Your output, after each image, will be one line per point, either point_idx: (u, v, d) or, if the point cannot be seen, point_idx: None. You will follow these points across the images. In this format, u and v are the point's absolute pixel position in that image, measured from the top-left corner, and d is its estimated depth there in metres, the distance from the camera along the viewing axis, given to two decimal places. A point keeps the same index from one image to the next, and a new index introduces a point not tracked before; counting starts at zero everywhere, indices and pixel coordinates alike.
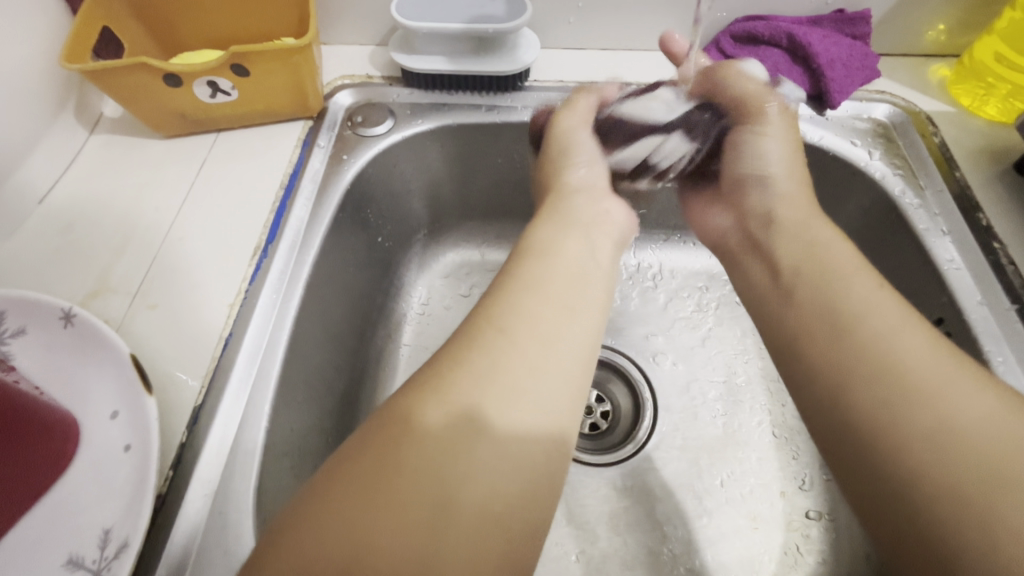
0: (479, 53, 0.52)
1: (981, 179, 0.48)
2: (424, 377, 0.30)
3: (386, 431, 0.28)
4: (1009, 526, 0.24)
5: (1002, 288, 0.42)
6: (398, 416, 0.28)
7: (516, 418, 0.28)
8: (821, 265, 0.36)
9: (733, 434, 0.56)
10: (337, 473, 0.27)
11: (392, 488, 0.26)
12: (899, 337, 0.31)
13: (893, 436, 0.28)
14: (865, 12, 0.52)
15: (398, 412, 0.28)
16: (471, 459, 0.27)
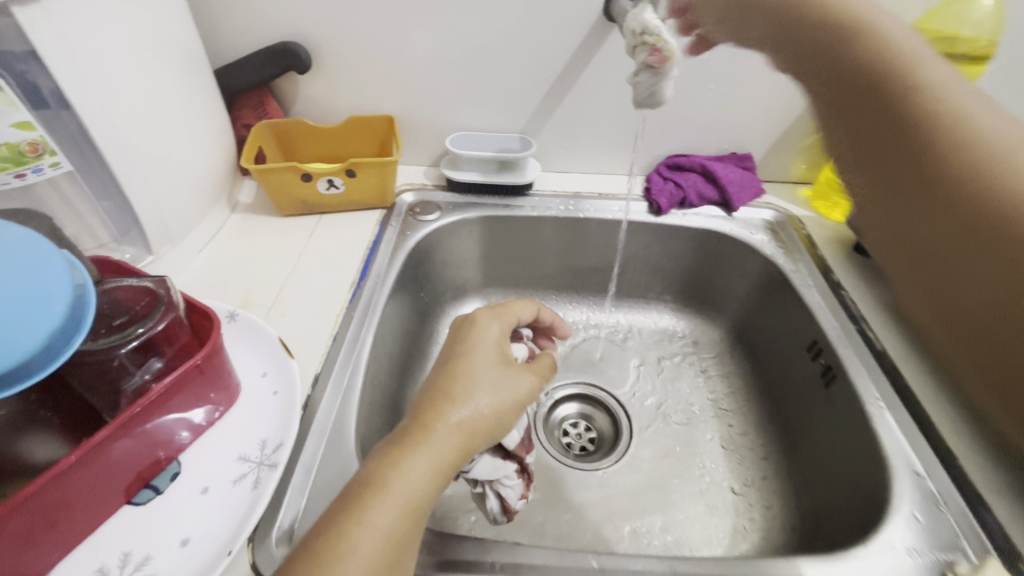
0: (501, 172, 0.79)
1: (834, 255, 0.72)
2: (344, 504, 0.35)
3: (335, 538, 0.33)
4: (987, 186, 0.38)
5: (848, 316, 0.64)
6: (344, 520, 0.34)
7: (366, 553, 0.33)
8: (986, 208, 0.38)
9: (691, 445, 0.73)
10: (306, 554, 0.32)
11: (385, 502, 0.35)
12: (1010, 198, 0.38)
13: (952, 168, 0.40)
14: (747, 155, 0.81)
15: (344, 517, 0.34)
16: (345, 556, 0.33)
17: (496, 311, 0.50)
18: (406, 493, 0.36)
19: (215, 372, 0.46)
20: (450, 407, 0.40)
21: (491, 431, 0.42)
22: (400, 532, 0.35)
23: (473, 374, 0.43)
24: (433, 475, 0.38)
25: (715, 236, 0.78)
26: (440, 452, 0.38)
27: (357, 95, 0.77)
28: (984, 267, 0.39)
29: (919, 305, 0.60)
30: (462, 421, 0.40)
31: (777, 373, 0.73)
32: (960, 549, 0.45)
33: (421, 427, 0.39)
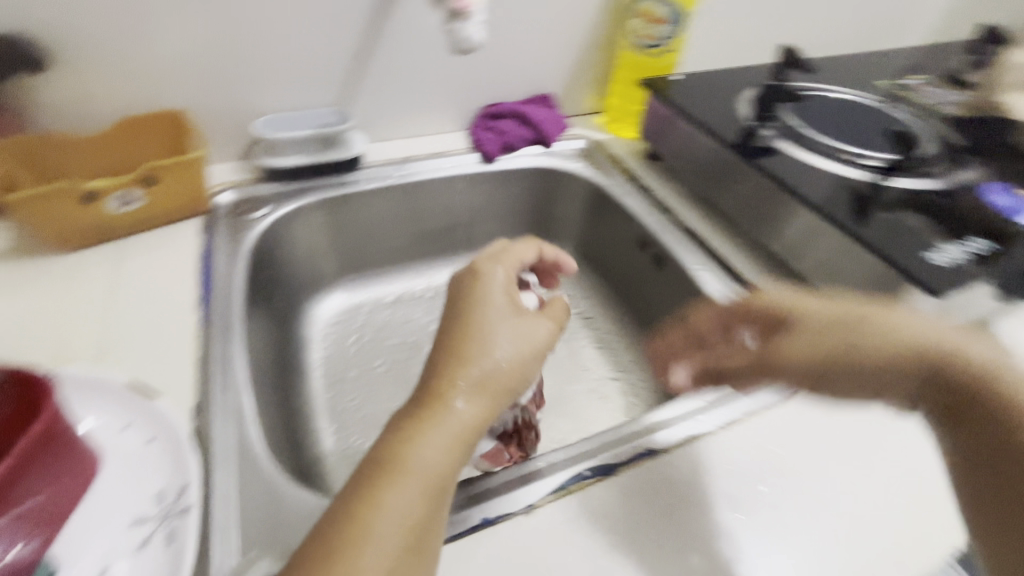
0: (326, 149, 0.75)
1: (637, 164, 0.87)
2: (357, 487, 0.34)
3: (353, 527, 0.32)
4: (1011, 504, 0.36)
5: (659, 210, 0.79)
6: (359, 505, 0.33)
7: (388, 535, 0.32)
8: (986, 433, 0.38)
9: (574, 356, 0.82)
10: (319, 552, 0.31)
11: (405, 486, 0.34)
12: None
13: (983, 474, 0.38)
14: (548, 94, 0.90)
15: (359, 501, 0.33)
16: (368, 542, 0.32)
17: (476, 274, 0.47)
18: (428, 470, 0.35)
19: (64, 438, 0.38)
20: (462, 374, 0.40)
21: (506, 394, 0.41)
22: (421, 510, 0.34)
23: (476, 325, 0.42)
24: (456, 442, 0.37)
25: (543, 171, 0.86)
26: (463, 412, 0.38)
27: (122, 91, 0.64)
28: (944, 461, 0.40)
29: (704, 185, 0.77)
30: (474, 390, 0.39)
31: (619, 274, 0.86)
32: None
33: (435, 397, 0.38)
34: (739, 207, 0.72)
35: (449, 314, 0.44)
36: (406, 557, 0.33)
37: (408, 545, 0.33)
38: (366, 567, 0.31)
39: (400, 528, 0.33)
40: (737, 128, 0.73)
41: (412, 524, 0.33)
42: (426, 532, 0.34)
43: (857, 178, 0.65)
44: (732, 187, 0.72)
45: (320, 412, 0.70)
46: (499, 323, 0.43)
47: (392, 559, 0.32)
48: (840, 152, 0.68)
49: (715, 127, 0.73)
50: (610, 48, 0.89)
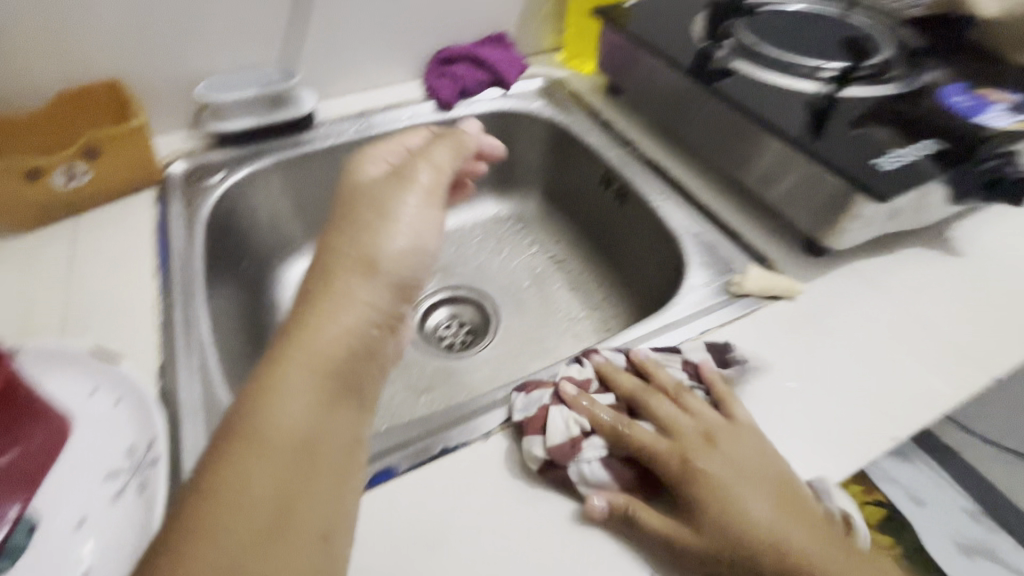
0: (274, 108, 0.74)
1: (597, 100, 0.85)
2: (223, 438, 0.32)
3: (219, 480, 0.30)
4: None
5: (619, 143, 0.78)
6: (234, 445, 0.31)
7: (262, 479, 0.31)
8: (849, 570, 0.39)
9: (548, 299, 0.83)
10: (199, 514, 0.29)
11: (271, 426, 0.32)
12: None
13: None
14: (503, 34, 0.87)
15: (231, 445, 0.31)
16: (236, 486, 0.30)
17: (398, 179, 0.45)
18: (295, 402, 0.34)
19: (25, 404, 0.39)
20: (326, 292, 0.38)
21: (384, 284, 0.40)
22: (299, 434, 0.33)
23: (378, 208, 0.43)
24: (331, 351, 0.36)
25: (502, 115, 0.85)
26: (342, 320, 0.37)
27: (54, 63, 0.63)
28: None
29: (662, 115, 0.75)
30: (348, 319, 0.37)
31: (586, 214, 0.86)
32: (732, 268, 0.61)
33: (296, 333, 0.36)
34: (698, 134, 0.70)
35: (343, 214, 0.43)
36: (284, 493, 0.31)
37: (293, 479, 0.32)
38: (219, 535, 0.28)
39: (280, 463, 0.31)
40: (692, 51, 0.71)
41: (288, 457, 0.32)
42: (321, 458, 0.33)
43: (810, 92, 0.64)
44: (689, 114, 0.70)
45: None
46: (395, 212, 0.43)
47: (273, 501, 0.31)
48: (791, 66, 0.67)
49: (670, 52, 0.71)
50: None
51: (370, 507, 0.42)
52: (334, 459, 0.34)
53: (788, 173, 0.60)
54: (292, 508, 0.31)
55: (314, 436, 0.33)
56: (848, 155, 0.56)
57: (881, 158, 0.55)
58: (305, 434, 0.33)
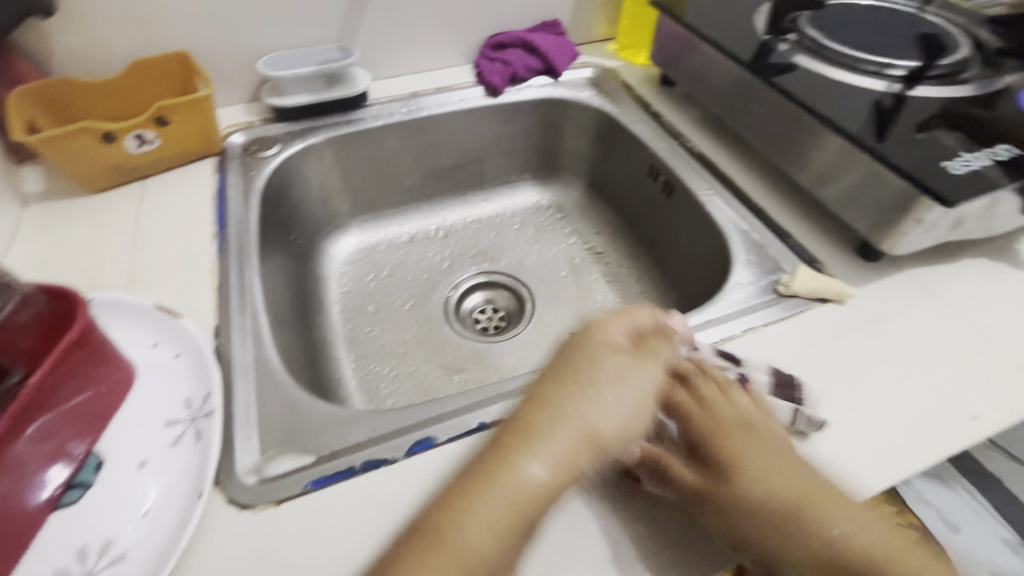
0: (330, 86, 0.76)
1: (648, 91, 0.84)
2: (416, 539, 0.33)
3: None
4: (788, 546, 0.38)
5: (669, 135, 0.77)
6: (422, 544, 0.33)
7: None
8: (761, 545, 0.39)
9: (585, 289, 0.83)
10: None
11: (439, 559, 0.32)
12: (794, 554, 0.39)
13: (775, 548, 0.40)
14: (556, 21, 0.87)
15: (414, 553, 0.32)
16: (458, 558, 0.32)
17: (637, 341, 0.43)
18: (467, 538, 0.33)
19: (99, 350, 0.42)
20: (525, 467, 0.35)
21: (586, 448, 0.36)
22: (477, 557, 0.32)
23: (587, 374, 0.39)
24: (520, 496, 0.34)
25: (550, 102, 0.84)
26: (552, 481, 0.35)
27: (131, 32, 0.66)
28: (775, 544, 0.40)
29: (716, 109, 0.73)
30: (546, 468, 0.35)
31: (628, 207, 0.85)
32: (780, 268, 0.59)
33: (511, 442, 0.35)
34: (752, 129, 0.69)
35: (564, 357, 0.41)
36: None
37: None
38: None
39: None
40: (753, 45, 0.69)
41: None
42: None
43: (876, 90, 0.61)
44: (745, 108, 0.68)
45: (338, 343, 0.74)
46: (606, 426, 0.37)
47: None
48: (858, 63, 0.64)
49: (730, 44, 0.69)
50: None
51: (406, 474, 0.42)
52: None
53: (846, 172, 0.58)
54: None
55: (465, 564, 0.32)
56: (914, 157, 0.54)
57: (950, 161, 0.53)
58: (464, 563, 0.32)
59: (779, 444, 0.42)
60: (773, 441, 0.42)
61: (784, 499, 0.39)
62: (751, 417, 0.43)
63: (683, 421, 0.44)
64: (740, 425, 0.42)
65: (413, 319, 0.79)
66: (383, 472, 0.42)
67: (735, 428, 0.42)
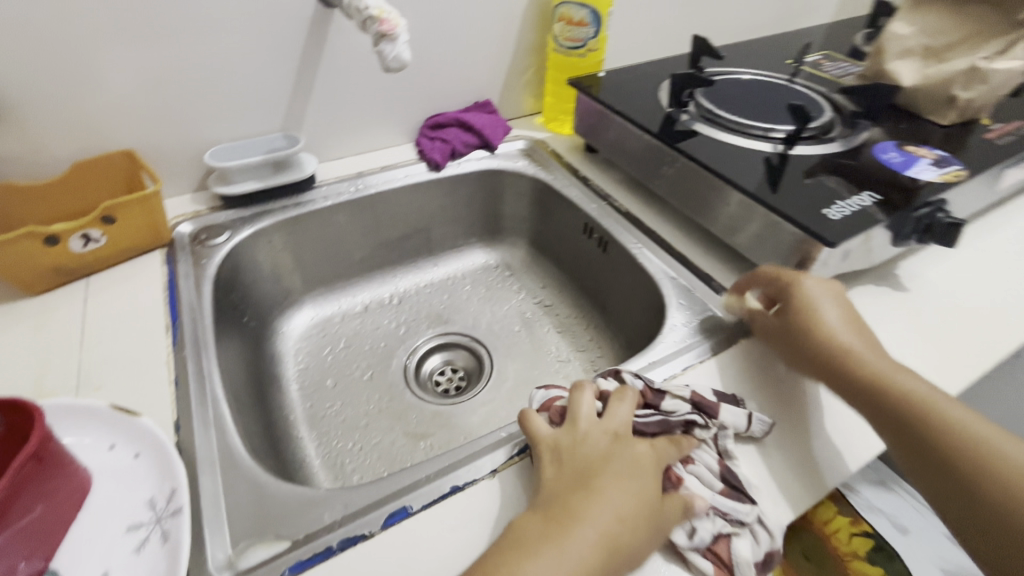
0: (278, 172, 0.79)
1: (575, 158, 0.93)
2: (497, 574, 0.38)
3: None
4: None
5: (598, 196, 0.85)
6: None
7: None
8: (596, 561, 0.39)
9: (538, 341, 0.87)
10: None
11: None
12: None
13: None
14: (487, 100, 0.96)
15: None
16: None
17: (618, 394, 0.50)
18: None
19: (55, 460, 0.41)
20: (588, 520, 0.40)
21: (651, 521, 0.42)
22: None
23: (632, 454, 0.45)
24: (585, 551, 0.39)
25: (489, 173, 0.92)
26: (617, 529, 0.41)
27: (73, 136, 0.67)
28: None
29: (636, 172, 0.83)
30: (601, 527, 0.40)
31: (570, 261, 0.92)
32: (708, 308, 0.66)
33: (561, 515, 0.41)
34: (668, 187, 0.78)
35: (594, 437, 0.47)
36: None
37: None
38: None
39: None
40: (660, 116, 0.79)
41: None
42: None
43: (764, 151, 0.72)
44: (661, 170, 0.78)
45: (299, 420, 0.74)
46: (641, 459, 0.45)
47: None
48: (747, 128, 0.75)
49: (640, 117, 0.80)
50: (539, 51, 0.95)
51: (384, 546, 0.43)
52: None
53: (749, 221, 0.67)
54: None
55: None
56: (803, 206, 0.63)
57: (829, 207, 0.63)
58: None
59: (642, 464, 0.45)
60: (628, 467, 0.44)
61: (605, 547, 0.40)
62: (611, 446, 0.46)
63: (549, 458, 0.46)
64: (598, 458, 0.45)
65: (374, 388, 0.80)
66: (360, 548, 0.43)
67: (587, 469, 0.44)
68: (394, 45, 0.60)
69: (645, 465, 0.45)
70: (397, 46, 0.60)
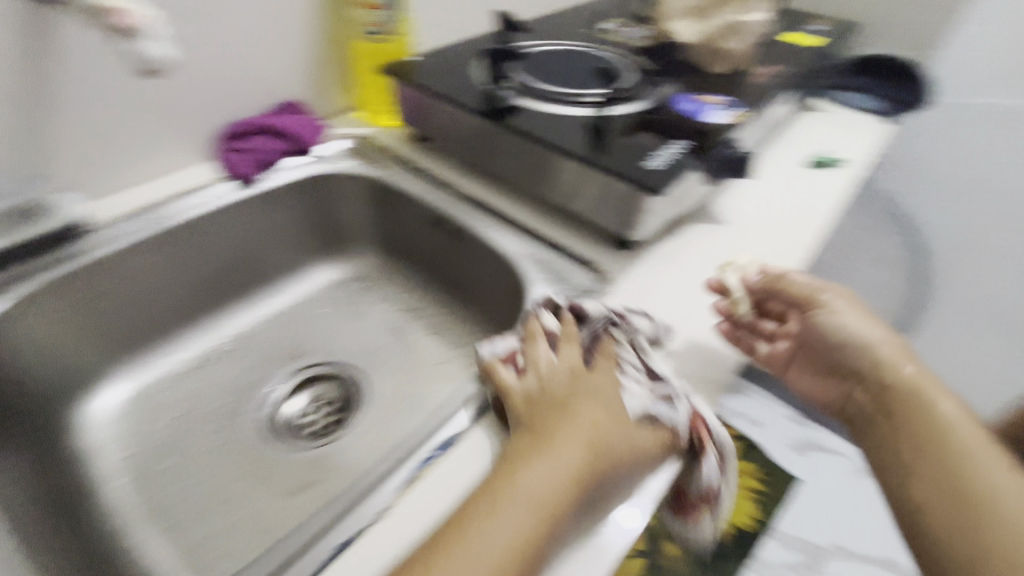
0: (24, 223, 0.62)
1: (406, 148, 0.87)
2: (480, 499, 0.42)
3: (442, 541, 0.39)
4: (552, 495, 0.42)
5: (438, 185, 0.81)
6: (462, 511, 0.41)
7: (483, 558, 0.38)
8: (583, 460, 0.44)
9: (411, 350, 0.82)
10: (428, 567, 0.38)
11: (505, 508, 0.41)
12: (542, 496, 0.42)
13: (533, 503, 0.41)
14: (292, 101, 0.86)
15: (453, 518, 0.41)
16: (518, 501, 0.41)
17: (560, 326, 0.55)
18: (529, 485, 0.42)
19: None
20: (561, 435, 0.45)
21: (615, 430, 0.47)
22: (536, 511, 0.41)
23: (588, 380, 0.50)
24: (563, 454, 0.44)
25: (312, 180, 0.82)
26: (585, 436, 0.45)
27: None
28: (545, 484, 0.42)
29: (471, 154, 0.81)
30: (572, 437, 0.45)
31: (425, 258, 0.86)
32: (567, 275, 0.67)
33: (535, 433, 0.46)
34: (504, 164, 0.77)
35: (553, 369, 0.51)
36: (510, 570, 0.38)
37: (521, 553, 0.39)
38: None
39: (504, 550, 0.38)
40: (481, 95, 0.77)
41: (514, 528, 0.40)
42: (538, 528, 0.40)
43: (583, 116, 0.75)
44: (494, 148, 0.76)
45: (132, 521, 0.60)
46: (600, 378, 0.50)
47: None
48: (563, 97, 0.77)
49: (462, 98, 0.77)
50: (340, 41, 0.87)
51: None
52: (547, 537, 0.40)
53: (585, 185, 0.69)
54: None
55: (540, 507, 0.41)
56: (627, 163, 0.66)
57: (648, 160, 0.67)
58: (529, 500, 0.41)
59: (602, 389, 0.49)
60: (590, 390, 0.49)
61: (586, 451, 0.44)
62: (571, 379, 0.50)
63: (519, 398, 0.50)
64: (564, 386, 0.50)
65: (228, 453, 0.68)
66: None
67: (537, 435, 0.45)
68: (150, 43, 0.51)
69: (580, 445, 0.44)
70: (158, 46, 0.51)
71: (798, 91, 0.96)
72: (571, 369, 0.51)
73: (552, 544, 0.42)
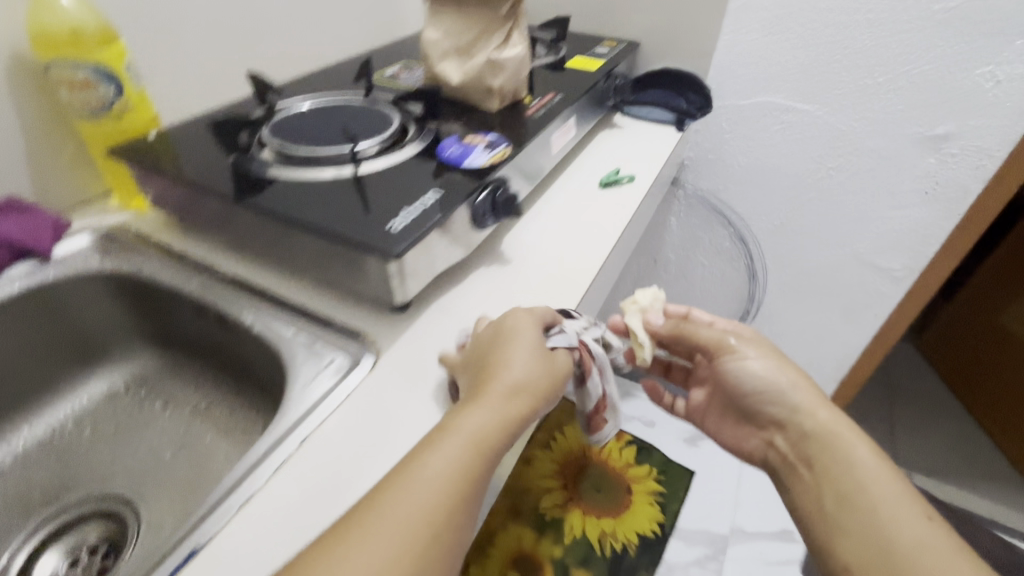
0: None
1: (166, 233, 0.78)
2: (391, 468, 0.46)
3: (344, 522, 0.42)
4: (453, 468, 0.45)
5: (198, 270, 0.72)
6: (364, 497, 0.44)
7: (376, 541, 0.41)
8: (482, 437, 0.47)
9: (197, 459, 0.70)
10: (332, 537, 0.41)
11: (408, 481, 0.44)
12: (435, 468, 0.45)
13: (438, 480, 0.44)
14: (11, 199, 0.73)
15: (358, 503, 0.44)
16: (420, 475, 0.44)
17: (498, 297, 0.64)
18: (433, 463, 0.45)
19: None
20: (487, 384, 0.51)
21: (521, 395, 0.51)
22: (440, 481, 0.44)
23: (507, 324, 0.56)
24: (469, 427, 0.47)
25: (42, 288, 0.70)
26: (488, 411, 0.49)
27: None
28: (447, 459, 0.45)
29: (230, 233, 0.73)
30: (482, 405, 0.49)
31: (206, 351, 0.76)
32: (330, 356, 0.61)
33: (444, 420, 0.49)
34: (262, 240, 0.70)
35: (489, 330, 0.57)
36: (420, 544, 0.41)
37: (428, 535, 0.42)
38: (367, 548, 0.40)
39: (400, 539, 0.41)
40: (226, 170, 0.70)
41: (417, 501, 0.43)
42: (448, 499, 0.44)
43: (337, 179, 0.70)
44: (245, 225, 0.69)
45: None
46: (522, 324, 0.56)
47: (415, 559, 0.41)
48: (317, 161, 0.72)
49: (204, 175, 0.70)
50: (64, 127, 0.77)
51: None
52: (453, 507, 0.44)
53: (336, 257, 0.63)
54: (433, 547, 0.42)
55: (444, 480, 0.44)
56: (373, 226, 0.60)
57: (394, 222, 0.60)
58: (431, 475, 0.44)
59: (516, 331, 0.55)
60: (512, 335, 0.55)
61: (486, 429, 0.47)
62: (494, 331, 0.57)
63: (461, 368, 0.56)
64: (487, 342, 0.56)
65: None
66: None
67: (482, 365, 0.53)
68: None
69: (470, 437, 0.47)
70: None
71: (581, 117, 0.99)
72: (493, 341, 0.55)
73: (460, 538, 0.44)
